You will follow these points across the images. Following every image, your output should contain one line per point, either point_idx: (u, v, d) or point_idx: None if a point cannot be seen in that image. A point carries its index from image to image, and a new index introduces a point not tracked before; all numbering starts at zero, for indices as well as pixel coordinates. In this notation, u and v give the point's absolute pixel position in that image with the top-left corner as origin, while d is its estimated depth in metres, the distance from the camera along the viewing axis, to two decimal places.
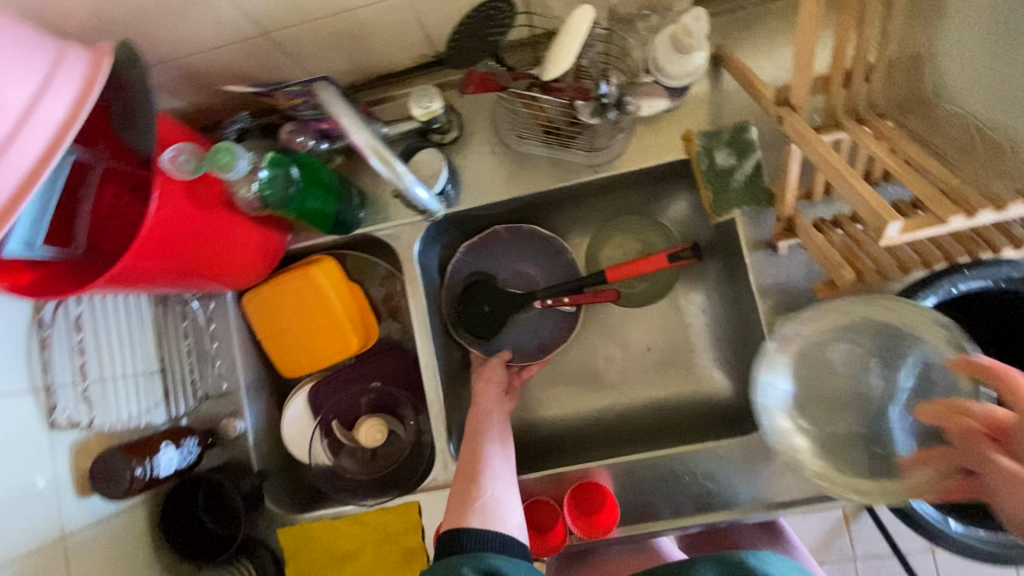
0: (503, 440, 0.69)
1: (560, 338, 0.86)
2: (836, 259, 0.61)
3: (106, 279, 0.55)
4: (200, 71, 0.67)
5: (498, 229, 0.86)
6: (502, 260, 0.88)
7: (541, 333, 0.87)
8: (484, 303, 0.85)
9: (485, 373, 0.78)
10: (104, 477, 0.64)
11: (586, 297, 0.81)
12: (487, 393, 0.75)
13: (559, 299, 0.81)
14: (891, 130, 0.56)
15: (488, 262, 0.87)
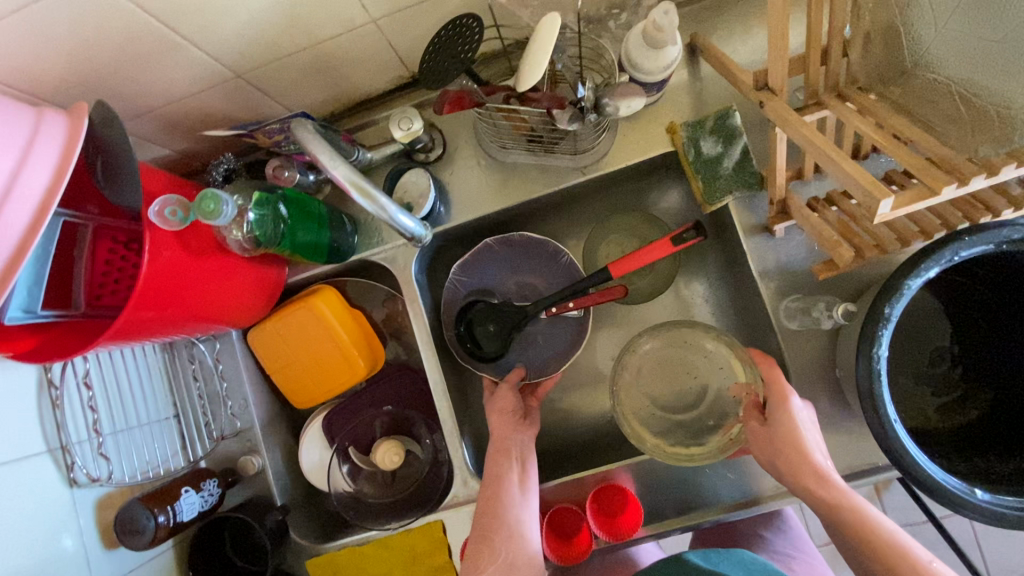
0: (523, 482, 0.66)
1: (570, 345, 0.83)
2: (834, 237, 0.60)
3: (109, 335, 0.55)
4: (181, 118, 0.68)
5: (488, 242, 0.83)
6: (500, 273, 0.85)
7: (553, 344, 0.84)
8: (487, 323, 0.81)
9: (496, 400, 0.74)
10: (127, 530, 0.64)
11: (592, 298, 0.76)
12: (503, 424, 0.71)
13: (563, 305, 0.77)
14: (874, 103, 0.55)
15: (483, 277, 0.85)
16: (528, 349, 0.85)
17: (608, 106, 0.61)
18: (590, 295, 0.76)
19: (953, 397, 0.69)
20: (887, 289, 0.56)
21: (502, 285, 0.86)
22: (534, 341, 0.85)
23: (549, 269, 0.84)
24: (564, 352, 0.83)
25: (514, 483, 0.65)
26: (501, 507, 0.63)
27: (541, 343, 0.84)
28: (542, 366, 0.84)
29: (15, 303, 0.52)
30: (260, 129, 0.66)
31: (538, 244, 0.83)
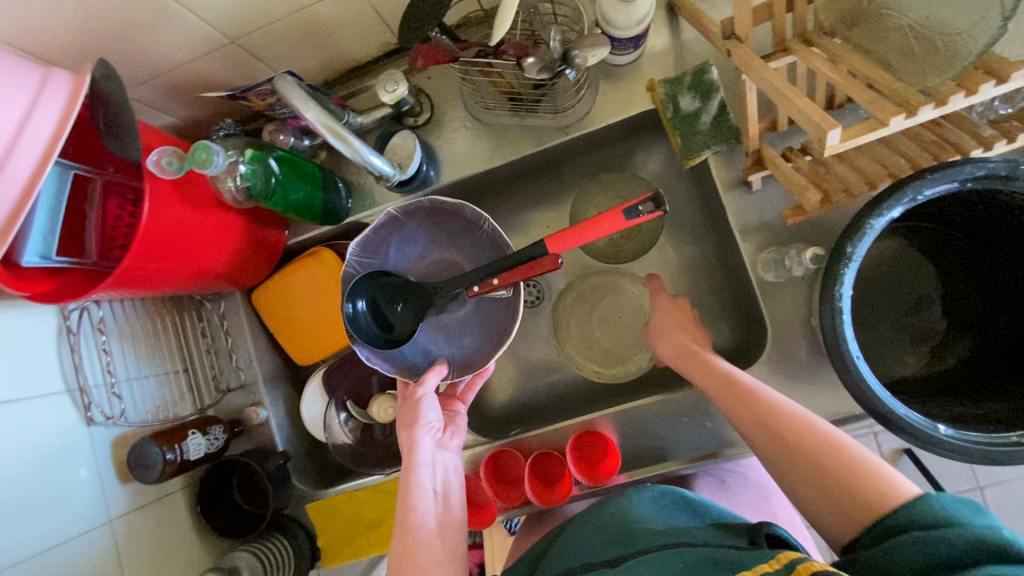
0: (443, 519, 0.62)
1: (494, 324, 0.78)
2: (801, 183, 0.61)
3: (113, 280, 0.60)
4: (184, 85, 0.72)
5: (392, 212, 0.76)
6: (410, 254, 0.80)
7: (475, 330, 0.79)
8: (396, 302, 0.73)
9: (405, 418, 0.68)
10: (138, 465, 0.70)
11: (522, 272, 0.65)
12: (417, 446, 0.65)
13: (488, 283, 0.68)
14: (838, 47, 0.56)
15: (392, 257, 0.78)
16: (451, 340, 0.79)
17: (578, 57, 0.63)
18: (519, 269, 0.66)
19: (933, 346, 0.69)
20: (852, 229, 0.57)
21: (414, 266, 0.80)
22: (457, 332, 0.80)
23: (467, 245, 0.80)
24: (495, 338, 0.77)
25: (434, 535, 0.60)
26: (415, 554, 0.58)
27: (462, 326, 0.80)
28: (469, 359, 0.78)
29: (30, 248, 0.58)
30: (251, 91, 0.69)
31: (451, 211, 0.77)
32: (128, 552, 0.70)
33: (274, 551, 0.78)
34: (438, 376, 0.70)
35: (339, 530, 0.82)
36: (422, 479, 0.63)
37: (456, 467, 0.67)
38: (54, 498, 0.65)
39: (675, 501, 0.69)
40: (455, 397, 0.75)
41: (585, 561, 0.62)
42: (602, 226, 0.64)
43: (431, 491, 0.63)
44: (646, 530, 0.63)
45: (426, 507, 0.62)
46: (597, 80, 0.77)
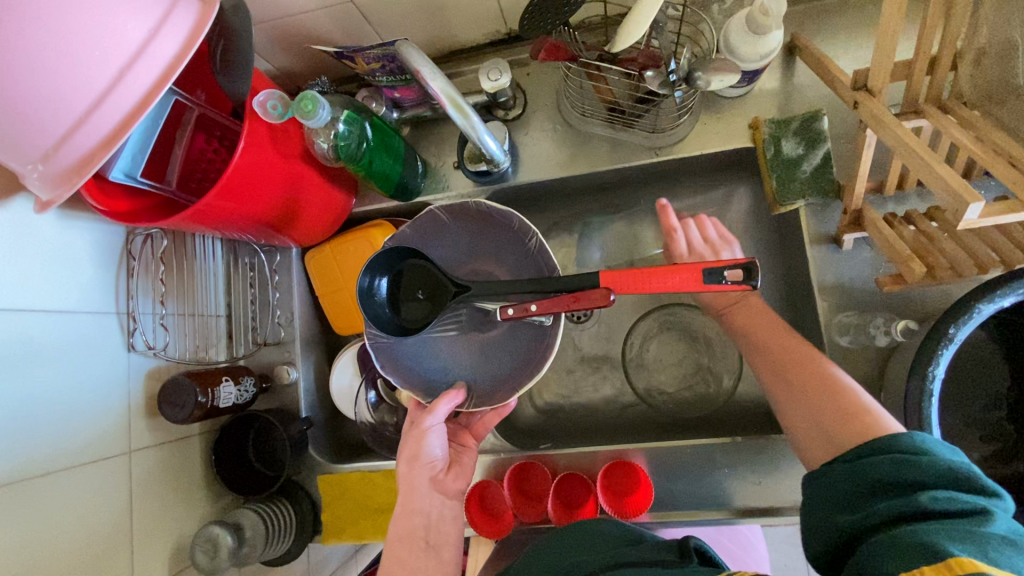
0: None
1: (533, 356, 0.68)
2: (906, 252, 0.58)
3: (189, 213, 0.59)
4: (292, 35, 0.72)
5: (437, 212, 0.71)
6: (452, 255, 0.73)
7: (503, 357, 0.70)
8: (418, 289, 0.68)
9: (406, 446, 0.64)
10: (172, 401, 0.69)
11: (564, 301, 0.60)
12: (415, 482, 0.62)
13: (523, 308, 0.62)
14: (977, 119, 0.54)
15: (429, 252, 0.72)
16: (476, 361, 0.70)
17: (700, 80, 0.63)
18: (562, 298, 0.60)
19: (1001, 447, 0.65)
20: (955, 311, 0.54)
21: (453, 271, 0.73)
22: (484, 356, 0.70)
23: (515, 260, 0.71)
24: (524, 368, 0.67)
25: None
26: None
27: (502, 354, 0.70)
28: (491, 387, 0.69)
29: (118, 164, 0.57)
30: (360, 53, 0.68)
31: (501, 219, 0.71)
32: (141, 488, 0.68)
33: (278, 514, 0.76)
34: (449, 404, 0.64)
35: (346, 507, 0.80)
36: (415, 526, 0.60)
37: (455, 513, 0.63)
38: (87, 417, 0.63)
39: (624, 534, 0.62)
40: (467, 430, 0.72)
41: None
42: (670, 280, 0.58)
43: (423, 541, 0.60)
44: (590, 557, 0.58)
45: (417, 561, 0.59)
46: (700, 107, 0.75)
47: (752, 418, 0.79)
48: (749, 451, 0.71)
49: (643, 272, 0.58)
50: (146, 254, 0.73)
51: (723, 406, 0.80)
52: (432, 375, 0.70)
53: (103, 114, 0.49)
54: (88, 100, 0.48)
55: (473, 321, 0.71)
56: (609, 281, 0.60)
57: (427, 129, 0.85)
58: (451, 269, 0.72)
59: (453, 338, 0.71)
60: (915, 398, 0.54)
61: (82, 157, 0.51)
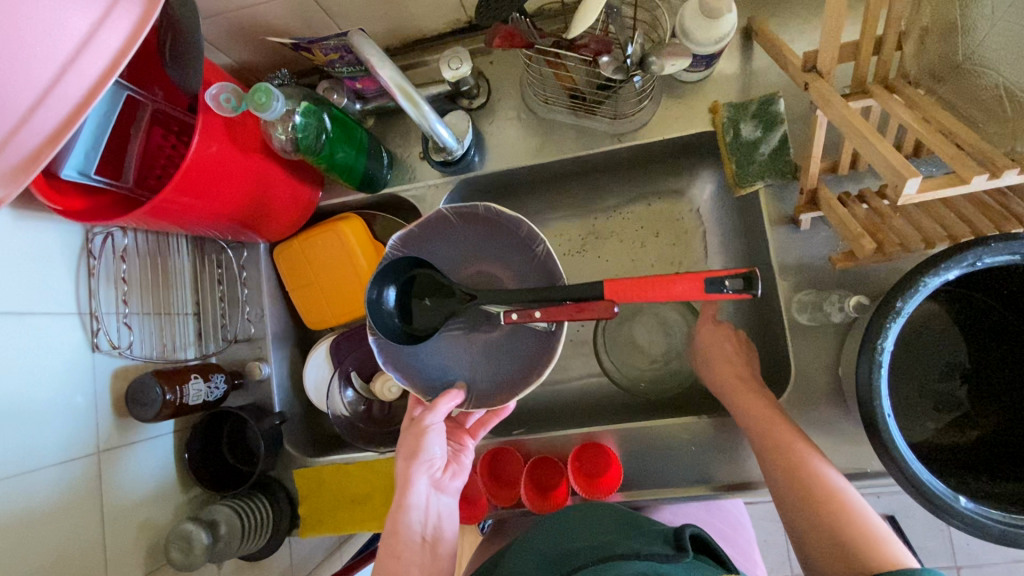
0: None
1: (537, 363, 0.67)
2: (858, 229, 0.60)
3: (146, 210, 0.59)
4: (247, 26, 0.71)
5: (445, 212, 0.69)
6: (455, 256, 0.72)
7: (505, 359, 0.69)
8: (424, 297, 0.68)
9: (405, 446, 0.63)
10: (138, 400, 0.68)
11: (567, 311, 0.60)
12: (413, 481, 0.62)
13: (528, 315, 0.62)
14: (921, 97, 0.56)
15: (432, 253, 0.71)
16: (478, 363, 0.70)
17: (654, 64, 0.64)
18: (565, 307, 0.60)
19: (955, 415, 0.67)
20: (903, 285, 0.55)
21: (455, 272, 0.72)
22: (486, 358, 0.70)
23: (520, 263, 0.71)
24: (525, 375, 0.67)
25: None
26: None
27: (505, 356, 0.69)
28: (491, 390, 0.69)
29: (70, 162, 0.57)
30: (316, 43, 0.67)
31: (509, 223, 0.69)
32: (111, 488, 0.68)
33: (254, 510, 0.76)
34: (449, 404, 0.64)
35: (322, 500, 0.80)
36: (412, 524, 0.61)
37: (451, 511, 0.64)
38: (50, 420, 0.63)
39: (616, 521, 0.63)
40: (465, 431, 0.70)
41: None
42: (673, 289, 0.57)
43: (420, 536, 0.61)
44: (576, 546, 0.59)
45: (413, 556, 0.59)
46: (661, 92, 0.76)
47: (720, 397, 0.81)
48: (718, 430, 0.73)
49: (644, 281, 0.58)
50: (108, 253, 0.72)
51: (692, 387, 0.82)
52: (433, 375, 0.69)
53: (49, 109, 0.49)
54: (31, 96, 0.47)
55: (477, 320, 0.70)
56: (613, 289, 0.59)
57: (391, 120, 0.84)
58: (453, 270, 0.72)
59: (456, 338, 0.70)
60: (867, 372, 0.56)
61: (28, 155, 0.50)
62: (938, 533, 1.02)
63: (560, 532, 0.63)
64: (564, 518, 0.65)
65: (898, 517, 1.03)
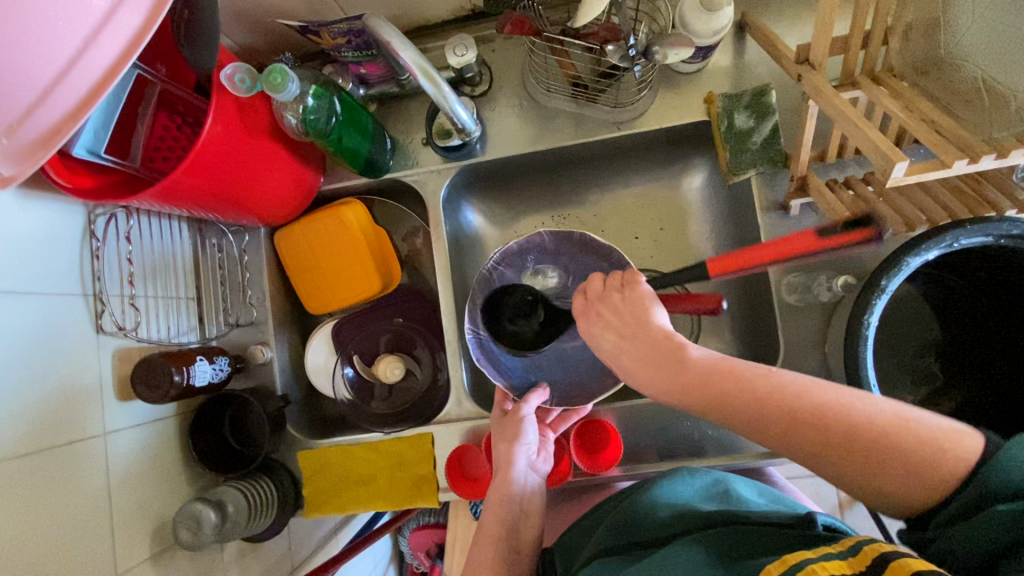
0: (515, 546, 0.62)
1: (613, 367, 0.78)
2: (844, 214, 0.64)
3: (159, 189, 0.59)
4: (253, 9, 0.72)
5: (544, 234, 0.81)
6: (544, 275, 0.82)
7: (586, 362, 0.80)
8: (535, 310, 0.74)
9: (505, 431, 0.70)
10: (145, 381, 0.69)
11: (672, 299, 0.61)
12: (511, 459, 0.66)
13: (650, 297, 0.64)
14: (905, 89, 0.60)
15: (524, 271, 0.82)
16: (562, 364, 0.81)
17: (658, 53, 0.67)
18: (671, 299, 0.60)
19: (930, 389, 0.73)
20: (888, 264, 0.59)
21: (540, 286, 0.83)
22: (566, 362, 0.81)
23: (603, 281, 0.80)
24: (598, 380, 0.79)
25: (507, 550, 0.61)
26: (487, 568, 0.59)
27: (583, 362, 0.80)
28: (569, 396, 0.79)
29: (81, 139, 0.57)
30: (325, 27, 0.68)
31: (602, 248, 0.78)
32: (117, 469, 0.68)
33: (259, 491, 0.76)
34: (537, 399, 0.74)
35: (327, 480, 0.81)
36: (512, 493, 0.64)
37: (540, 495, 0.67)
38: (56, 400, 0.63)
39: (722, 492, 0.66)
40: (546, 425, 0.75)
41: (621, 543, 0.59)
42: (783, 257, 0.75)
43: (517, 507, 0.64)
44: (694, 513, 0.60)
45: (512, 525, 0.63)
46: (658, 82, 0.78)
47: None
48: None
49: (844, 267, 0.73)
50: (110, 235, 0.71)
51: None
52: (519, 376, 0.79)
53: (66, 87, 0.49)
54: (53, 70, 0.47)
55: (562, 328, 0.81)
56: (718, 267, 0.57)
57: (393, 106, 0.85)
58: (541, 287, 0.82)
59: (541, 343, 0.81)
60: (855, 347, 0.60)
61: (49, 130, 0.50)
62: None
63: (650, 488, 0.67)
64: (658, 482, 0.67)
65: None
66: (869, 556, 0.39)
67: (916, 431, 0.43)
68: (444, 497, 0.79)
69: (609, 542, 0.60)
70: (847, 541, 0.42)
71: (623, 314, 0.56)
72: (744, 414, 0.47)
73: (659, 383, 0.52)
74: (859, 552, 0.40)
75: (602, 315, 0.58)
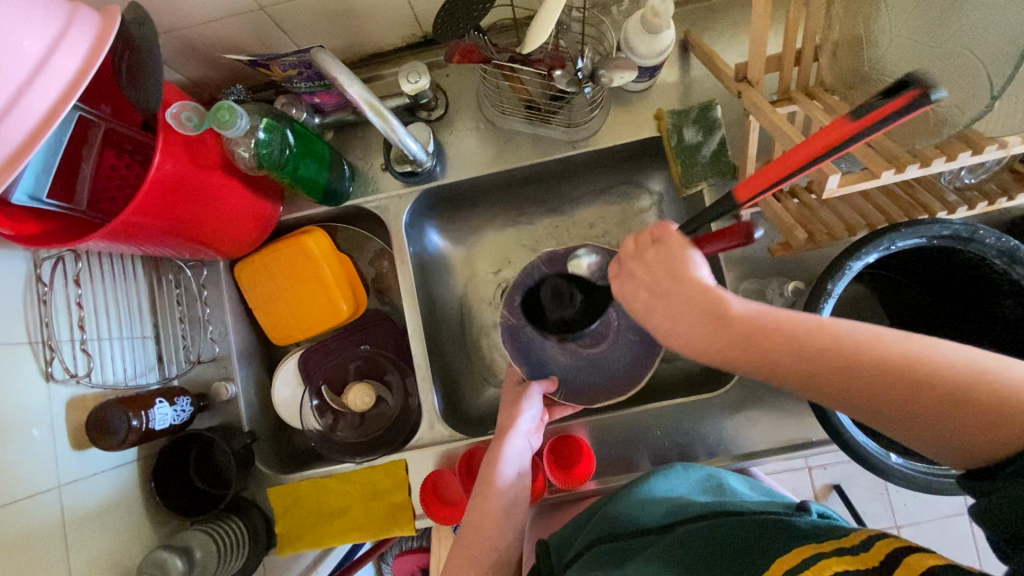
0: (513, 509, 0.66)
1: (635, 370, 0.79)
2: (789, 222, 0.67)
3: (107, 233, 0.58)
4: (199, 42, 0.71)
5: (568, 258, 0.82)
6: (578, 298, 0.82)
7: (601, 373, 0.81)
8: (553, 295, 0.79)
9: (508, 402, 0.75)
10: (100, 428, 0.66)
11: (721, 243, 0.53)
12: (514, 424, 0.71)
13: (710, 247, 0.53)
14: (837, 104, 0.63)
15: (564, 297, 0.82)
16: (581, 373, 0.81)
17: (604, 77, 0.68)
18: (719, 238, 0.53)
19: None
20: (833, 269, 0.62)
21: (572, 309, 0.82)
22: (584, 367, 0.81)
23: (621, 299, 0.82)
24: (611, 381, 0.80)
25: (506, 514, 0.65)
26: (487, 530, 0.64)
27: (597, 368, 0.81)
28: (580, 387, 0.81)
29: (21, 186, 0.55)
30: (275, 60, 0.69)
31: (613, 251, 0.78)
32: (74, 523, 0.65)
33: (229, 532, 0.74)
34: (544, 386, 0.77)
35: (300, 515, 0.79)
36: (509, 460, 0.68)
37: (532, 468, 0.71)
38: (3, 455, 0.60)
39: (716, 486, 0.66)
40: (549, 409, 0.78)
41: (622, 529, 0.60)
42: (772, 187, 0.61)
43: (515, 474, 0.68)
44: (691, 503, 0.60)
45: (508, 487, 0.66)
46: (609, 101, 0.81)
47: (680, 386, 0.86)
48: (681, 416, 0.78)
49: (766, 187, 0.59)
50: (58, 279, 0.68)
51: (654, 379, 0.87)
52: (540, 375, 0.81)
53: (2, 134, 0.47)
54: None
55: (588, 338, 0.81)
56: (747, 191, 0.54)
57: (350, 132, 0.85)
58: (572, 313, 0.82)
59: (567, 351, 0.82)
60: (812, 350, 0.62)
61: None
62: (880, 497, 1.11)
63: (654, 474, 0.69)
64: (665, 470, 0.69)
65: (843, 485, 1.13)
66: (884, 549, 0.39)
67: (1003, 390, 0.39)
68: (420, 524, 0.78)
69: (612, 529, 0.61)
70: (855, 533, 0.43)
71: (657, 271, 0.52)
72: (791, 366, 0.45)
73: (694, 327, 0.48)
74: (871, 546, 0.41)
75: (635, 274, 0.53)
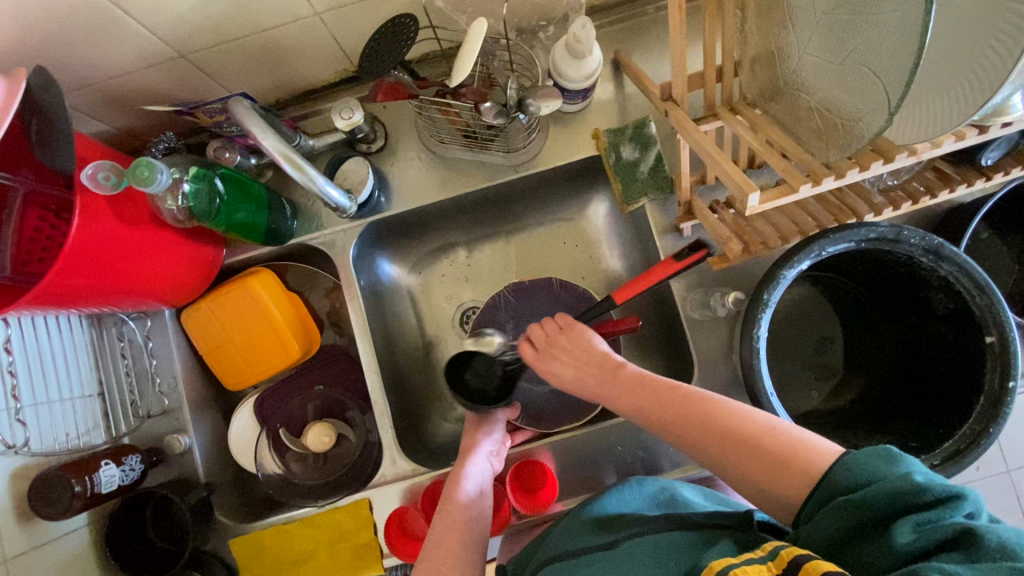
0: (479, 520, 0.63)
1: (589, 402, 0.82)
2: (726, 234, 0.67)
3: (31, 297, 0.56)
4: (122, 93, 0.70)
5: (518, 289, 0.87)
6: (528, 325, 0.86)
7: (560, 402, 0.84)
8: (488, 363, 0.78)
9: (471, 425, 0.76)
10: (44, 498, 0.64)
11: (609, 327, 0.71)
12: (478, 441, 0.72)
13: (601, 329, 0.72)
14: (759, 118, 0.65)
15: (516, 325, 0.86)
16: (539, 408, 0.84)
17: (531, 105, 0.69)
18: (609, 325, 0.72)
19: (833, 383, 0.78)
20: (768, 277, 0.63)
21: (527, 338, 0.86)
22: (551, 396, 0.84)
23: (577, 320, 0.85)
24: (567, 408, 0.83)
25: (473, 524, 0.62)
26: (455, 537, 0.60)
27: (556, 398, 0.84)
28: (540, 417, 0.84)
29: None
30: (201, 108, 0.69)
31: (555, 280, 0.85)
32: None
33: None
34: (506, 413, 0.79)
35: (263, 566, 0.77)
36: (473, 472, 0.68)
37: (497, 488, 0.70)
38: None
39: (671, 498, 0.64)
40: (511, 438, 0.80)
41: (565, 551, 0.59)
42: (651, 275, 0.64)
43: (479, 488, 0.67)
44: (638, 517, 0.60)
45: (473, 498, 0.65)
46: (547, 122, 0.81)
47: None
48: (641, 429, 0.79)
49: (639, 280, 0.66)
50: None
51: None
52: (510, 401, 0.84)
53: None
54: None
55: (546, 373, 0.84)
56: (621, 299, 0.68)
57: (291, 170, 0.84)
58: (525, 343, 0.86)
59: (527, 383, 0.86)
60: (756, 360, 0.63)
61: None
62: None
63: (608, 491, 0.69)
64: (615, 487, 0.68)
65: None
66: (785, 560, 0.42)
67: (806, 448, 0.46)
68: (388, 563, 0.77)
69: (561, 549, 0.60)
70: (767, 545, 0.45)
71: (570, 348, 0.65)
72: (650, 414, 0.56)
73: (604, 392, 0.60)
74: (777, 556, 0.43)
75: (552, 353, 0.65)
